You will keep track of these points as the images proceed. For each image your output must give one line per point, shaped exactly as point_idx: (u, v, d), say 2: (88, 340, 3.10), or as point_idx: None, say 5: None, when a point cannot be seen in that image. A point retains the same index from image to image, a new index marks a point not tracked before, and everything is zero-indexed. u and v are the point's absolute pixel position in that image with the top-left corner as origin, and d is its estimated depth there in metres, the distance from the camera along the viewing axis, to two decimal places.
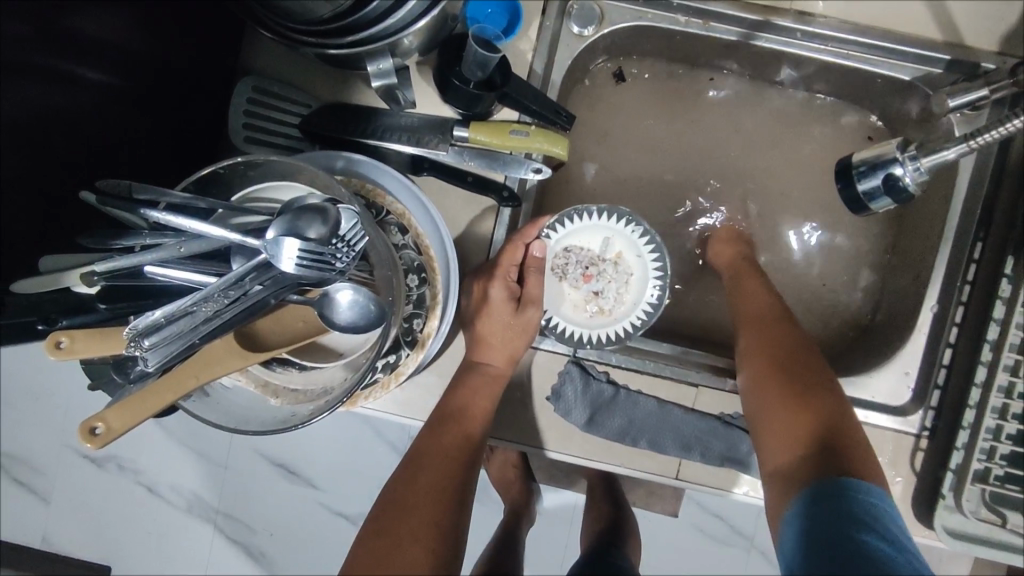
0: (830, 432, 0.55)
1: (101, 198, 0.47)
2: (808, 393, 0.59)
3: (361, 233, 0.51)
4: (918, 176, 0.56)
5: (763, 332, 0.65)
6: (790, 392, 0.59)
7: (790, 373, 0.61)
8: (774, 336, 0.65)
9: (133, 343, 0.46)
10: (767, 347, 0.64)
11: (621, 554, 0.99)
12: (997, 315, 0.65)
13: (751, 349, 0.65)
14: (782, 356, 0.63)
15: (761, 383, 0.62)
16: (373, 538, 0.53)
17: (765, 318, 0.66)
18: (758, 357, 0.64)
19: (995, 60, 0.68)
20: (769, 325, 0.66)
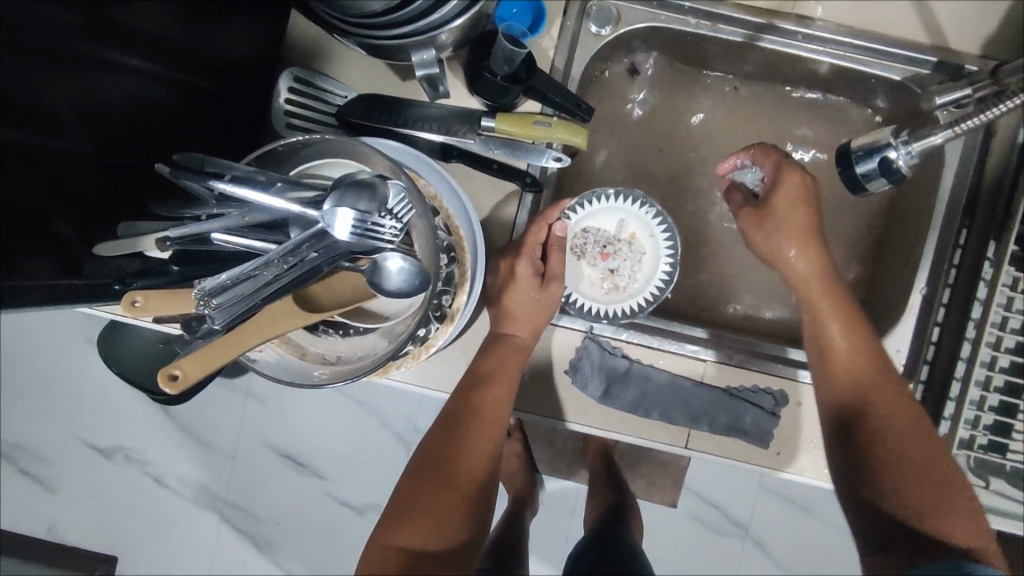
0: (922, 496, 0.63)
1: (175, 171, 0.52)
2: (901, 449, 0.66)
3: (407, 208, 0.56)
4: (909, 159, 0.62)
5: (843, 377, 0.71)
6: (884, 445, 0.67)
7: (882, 422, 0.68)
8: (867, 382, 0.70)
9: (203, 302, 0.51)
10: (859, 395, 0.70)
11: (625, 533, 1.03)
12: (981, 295, 0.71)
13: (840, 389, 0.70)
14: (876, 405, 0.69)
15: (854, 429, 0.69)
16: (415, 477, 0.66)
17: (852, 358, 0.71)
18: (848, 401, 0.70)
19: (979, 62, 0.74)
20: (863, 369, 0.71)
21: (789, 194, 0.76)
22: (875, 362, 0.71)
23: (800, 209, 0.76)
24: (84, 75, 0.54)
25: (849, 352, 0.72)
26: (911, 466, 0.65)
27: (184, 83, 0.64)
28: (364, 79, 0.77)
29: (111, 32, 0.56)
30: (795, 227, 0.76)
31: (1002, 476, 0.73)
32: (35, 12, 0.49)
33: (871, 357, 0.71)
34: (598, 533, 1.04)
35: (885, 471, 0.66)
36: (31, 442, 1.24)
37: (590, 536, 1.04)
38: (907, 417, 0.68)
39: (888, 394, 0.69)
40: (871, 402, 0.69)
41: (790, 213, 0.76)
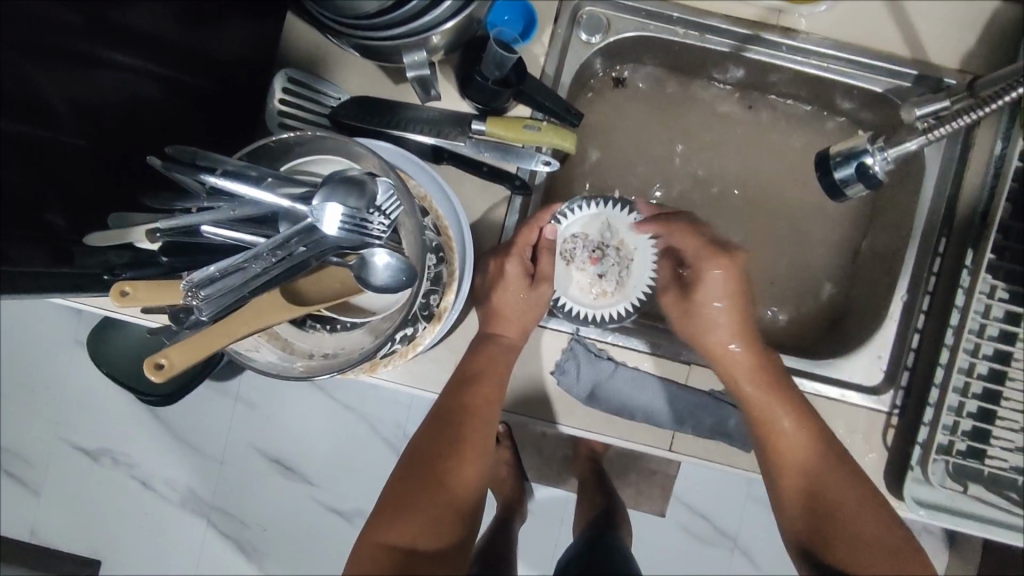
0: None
1: (166, 164, 0.53)
2: (855, 540, 0.67)
3: (395, 204, 0.57)
4: (886, 166, 0.64)
5: (789, 454, 0.72)
6: (841, 536, 0.67)
7: (834, 511, 0.69)
8: (815, 464, 0.71)
9: (191, 294, 0.52)
10: (811, 486, 0.71)
11: (614, 537, 1.03)
12: (959, 302, 0.72)
13: (790, 467, 0.71)
14: (826, 496, 0.70)
15: (808, 523, 0.70)
16: (406, 477, 0.65)
17: (793, 440, 0.72)
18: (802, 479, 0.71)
19: (957, 76, 0.76)
20: (809, 461, 0.71)
21: (712, 287, 0.76)
22: (821, 452, 0.71)
23: (722, 301, 0.76)
24: (84, 73, 0.56)
25: (797, 444, 0.72)
26: (868, 553, 0.65)
27: (183, 83, 0.66)
28: (358, 79, 0.77)
29: (115, 33, 0.58)
30: (719, 317, 0.76)
31: (982, 482, 0.74)
32: (41, 11, 0.51)
33: (818, 448, 0.72)
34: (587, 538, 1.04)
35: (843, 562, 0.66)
36: (19, 438, 1.23)
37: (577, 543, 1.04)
38: (858, 504, 0.69)
39: (839, 485, 0.70)
40: (821, 494, 0.70)
41: (715, 304, 0.76)
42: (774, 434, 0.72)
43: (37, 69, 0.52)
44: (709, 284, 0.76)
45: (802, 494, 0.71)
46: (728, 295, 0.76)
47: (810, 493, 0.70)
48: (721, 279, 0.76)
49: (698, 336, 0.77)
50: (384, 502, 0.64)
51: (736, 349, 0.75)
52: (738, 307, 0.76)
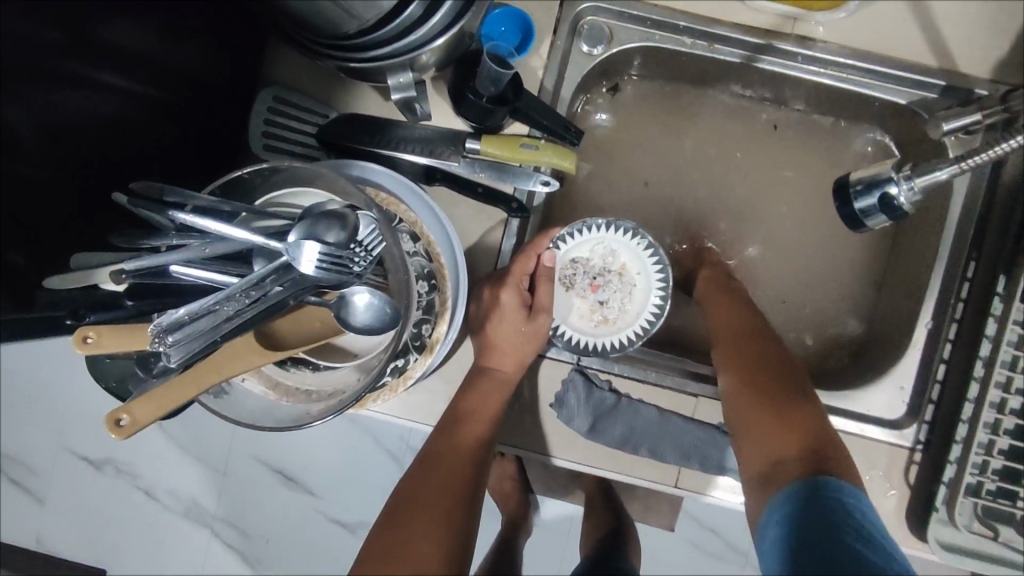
0: (815, 439, 0.57)
1: (132, 200, 0.50)
2: (790, 403, 0.61)
3: (378, 239, 0.53)
4: (912, 197, 0.58)
5: (736, 342, 0.68)
6: (771, 410, 0.60)
7: (773, 386, 0.62)
8: (755, 348, 0.66)
9: (158, 340, 0.48)
10: (753, 359, 0.65)
11: (624, 558, 0.99)
12: (989, 332, 0.67)
13: (732, 354, 0.67)
14: (768, 371, 0.64)
15: (746, 389, 0.63)
16: (388, 529, 0.55)
17: (741, 330, 0.69)
18: (741, 365, 0.66)
19: (988, 87, 0.71)
20: (752, 337, 0.68)
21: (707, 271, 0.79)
22: (769, 335, 0.68)
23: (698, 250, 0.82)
24: (56, 95, 0.52)
25: (740, 326, 0.69)
26: (802, 414, 0.59)
27: (157, 99, 0.61)
28: (346, 99, 0.73)
29: (92, 51, 0.54)
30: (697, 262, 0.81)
31: (1014, 524, 0.69)
32: (18, 27, 0.48)
33: (765, 331, 0.69)
34: (594, 558, 0.98)
35: (775, 422, 0.59)
36: (18, 450, 1.19)
37: (584, 563, 0.99)
38: (798, 382, 0.63)
39: (783, 365, 0.65)
40: (762, 364, 0.65)
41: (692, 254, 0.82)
42: (720, 321, 0.71)
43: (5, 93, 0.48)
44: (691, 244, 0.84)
45: (743, 365, 0.65)
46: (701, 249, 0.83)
47: (749, 363, 0.65)
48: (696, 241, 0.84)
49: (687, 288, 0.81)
50: (361, 567, 0.53)
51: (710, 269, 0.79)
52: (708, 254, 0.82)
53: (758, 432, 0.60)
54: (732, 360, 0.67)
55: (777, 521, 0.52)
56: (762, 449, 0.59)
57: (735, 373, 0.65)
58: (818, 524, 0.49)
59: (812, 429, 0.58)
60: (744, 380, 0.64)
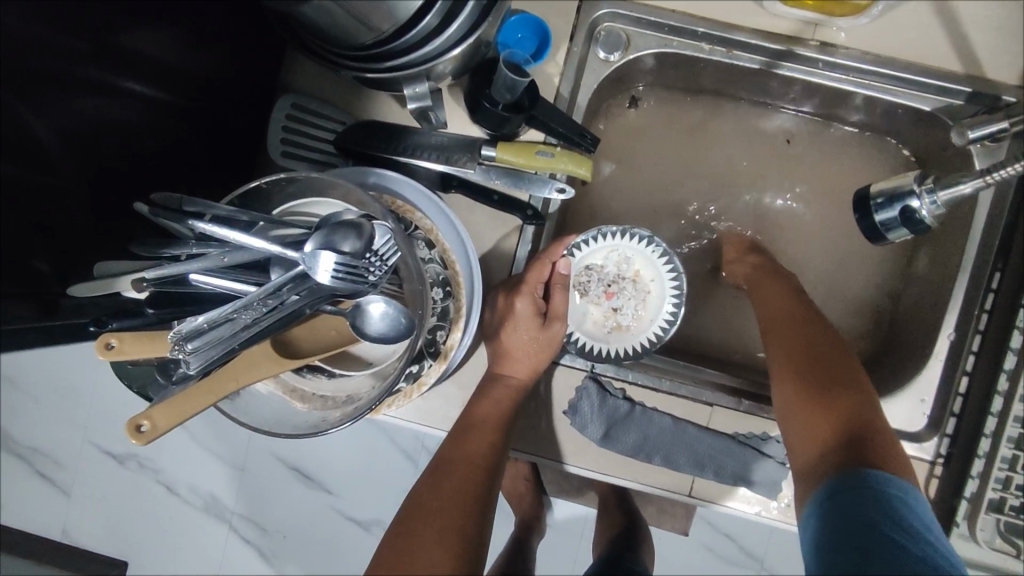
0: (855, 426, 0.56)
1: (152, 210, 0.50)
2: (831, 386, 0.60)
3: (393, 249, 0.54)
4: (934, 210, 0.57)
5: (779, 327, 0.68)
6: (812, 393, 0.60)
7: (816, 368, 0.62)
8: (799, 333, 0.66)
9: (178, 347, 0.49)
10: (795, 346, 0.65)
11: (636, 559, 0.99)
12: (1014, 344, 0.66)
13: (776, 339, 0.67)
14: (807, 354, 0.64)
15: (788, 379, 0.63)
16: (399, 536, 0.55)
17: (784, 314, 0.68)
18: (785, 348, 0.65)
19: (1017, 93, 0.69)
20: (797, 324, 0.67)
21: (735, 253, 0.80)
22: (813, 320, 0.67)
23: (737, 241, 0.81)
24: (81, 102, 0.53)
25: (785, 313, 0.69)
26: (845, 401, 0.59)
27: (176, 106, 0.62)
28: (362, 105, 0.74)
29: (117, 57, 0.55)
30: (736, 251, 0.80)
31: None
32: (43, 36, 0.49)
33: (811, 316, 0.68)
34: (607, 559, 0.98)
35: (816, 411, 0.59)
36: (43, 444, 1.22)
37: (595, 564, 0.99)
38: (843, 365, 0.62)
39: (829, 350, 0.64)
40: (804, 349, 0.64)
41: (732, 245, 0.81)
42: (766, 310, 0.71)
43: (23, 102, 0.49)
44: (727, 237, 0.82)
45: (788, 351, 0.65)
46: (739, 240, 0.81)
47: (793, 351, 0.65)
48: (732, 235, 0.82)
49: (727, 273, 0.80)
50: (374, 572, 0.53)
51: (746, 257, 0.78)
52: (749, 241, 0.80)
53: (799, 417, 0.60)
54: (776, 344, 0.66)
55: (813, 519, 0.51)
56: (805, 436, 0.59)
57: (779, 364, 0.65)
58: (854, 520, 0.48)
59: (854, 416, 0.57)
60: (787, 370, 0.63)
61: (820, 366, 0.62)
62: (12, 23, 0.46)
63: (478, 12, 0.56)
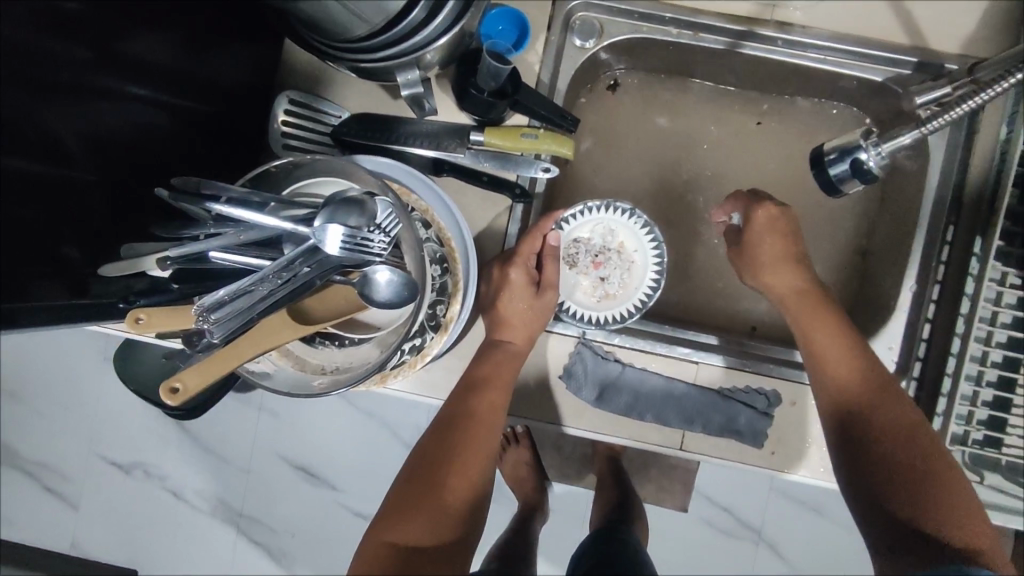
0: (931, 509, 0.62)
1: (172, 195, 0.55)
2: (902, 462, 0.65)
3: (395, 222, 0.58)
4: (880, 160, 0.63)
5: (841, 384, 0.70)
6: (883, 470, 0.65)
7: (885, 438, 0.67)
8: (863, 397, 0.69)
9: (202, 318, 0.54)
10: (864, 419, 0.68)
11: (631, 531, 1.03)
12: (969, 290, 0.72)
13: (841, 400, 0.70)
14: (878, 429, 0.67)
15: (858, 447, 0.68)
16: (410, 480, 0.65)
17: (846, 372, 0.71)
18: (851, 410, 0.69)
19: (959, 61, 0.75)
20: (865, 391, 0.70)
21: (760, 228, 0.78)
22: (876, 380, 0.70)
23: (770, 235, 0.78)
24: (91, 106, 0.57)
25: (847, 375, 0.71)
26: (925, 477, 0.63)
27: (185, 108, 0.67)
28: (357, 99, 0.79)
29: (117, 63, 0.59)
30: (770, 251, 0.78)
31: (999, 470, 0.73)
32: (50, 46, 0.53)
33: (879, 381, 0.70)
34: (605, 531, 1.02)
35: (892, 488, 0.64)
36: (52, 454, 1.25)
37: (594, 536, 1.03)
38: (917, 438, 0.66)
39: (899, 422, 0.67)
40: (874, 422, 0.68)
41: (763, 241, 0.78)
42: (825, 363, 0.72)
43: (39, 98, 0.53)
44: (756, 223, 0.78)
45: (855, 416, 0.69)
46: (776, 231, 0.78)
47: (861, 421, 0.68)
48: (765, 219, 0.78)
49: (758, 273, 0.79)
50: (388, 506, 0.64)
51: (789, 275, 0.78)
52: (784, 241, 0.78)
53: (874, 491, 0.65)
54: (837, 405, 0.70)
55: None
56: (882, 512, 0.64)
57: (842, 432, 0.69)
58: None
59: (927, 499, 0.63)
60: (847, 430, 0.69)
61: (891, 436, 0.67)
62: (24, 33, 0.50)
63: (460, 6, 0.61)
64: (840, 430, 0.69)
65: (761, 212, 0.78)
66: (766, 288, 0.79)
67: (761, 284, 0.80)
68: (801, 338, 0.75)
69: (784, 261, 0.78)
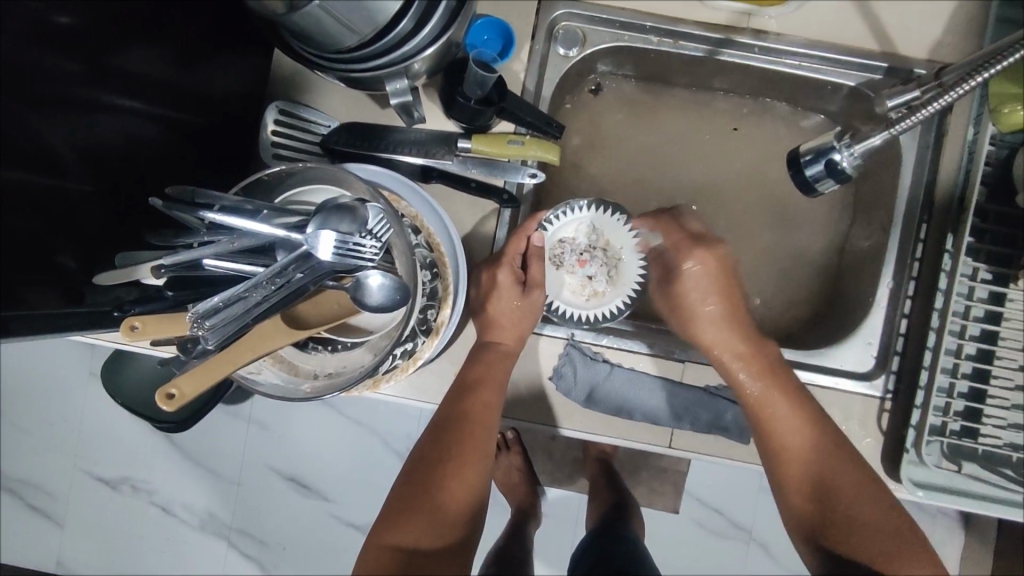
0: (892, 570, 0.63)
1: (167, 204, 0.56)
2: (857, 526, 0.66)
3: (385, 227, 0.60)
4: (853, 161, 0.65)
5: (790, 452, 0.72)
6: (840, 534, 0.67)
7: (838, 504, 0.68)
8: (811, 461, 0.71)
9: (196, 324, 0.55)
10: (815, 485, 0.70)
11: (628, 527, 1.06)
12: (942, 285, 0.75)
13: (791, 467, 0.71)
14: (832, 498, 0.69)
15: (815, 518, 0.69)
16: (408, 483, 0.66)
17: (794, 437, 0.72)
18: (803, 477, 0.71)
19: (926, 65, 0.79)
20: (821, 467, 0.70)
21: (692, 277, 0.80)
22: (832, 456, 0.70)
23: (706, 290, 0.79)
24: (83, 116, 0.58)
25: (804, 451, 0.71)
26: (879, 543, 0.65)
27: (178, 121, 0.68)
28: (346, 106, 0.80)
29: (108, 76, 0.60)
30: (706, 309, 0.79)
31: (977, 459, 0.76)
32: (44, 61, 0.54)
33: (828, 440, 0.71)
34: (601, 531, 1.05)
35: (854, 551, 0.65)
36: (40, 471, 1.24)
37: (590, 536, 1.05)
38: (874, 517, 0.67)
39: (853, 482, 0.69)
40: (828, 496, 0.69)
41: (696, 294, 0.79)
42: (775, 430, 0.73)
43: (34, 109, 0.54)
44: (688, 275, 0.80)
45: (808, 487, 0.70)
46: (709, 282, 0.79)
47: (818, 490, 0.70)
48: (699, 267, 0.79)
49: (694, 329, 0.79)
50: (387, 509, 0.65)
51: (726, 334, 0.78)
52: (721, 295, 0.79)
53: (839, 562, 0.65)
54: (789, 475, 0.72)
55: None
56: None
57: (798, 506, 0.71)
58: None
59: (885, 560, 0.64)
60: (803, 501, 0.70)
61: (843, 500, 0.68)
62: (22, 47, 0.51)
63: (447, 17, 0.63)
64: (796, 502, 0.71)
65: (695, 261, 0.79)
66: (702, 346, 0.79)
67: (694, 339, 0.79)
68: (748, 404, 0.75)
69: (722, 317, 0.78)
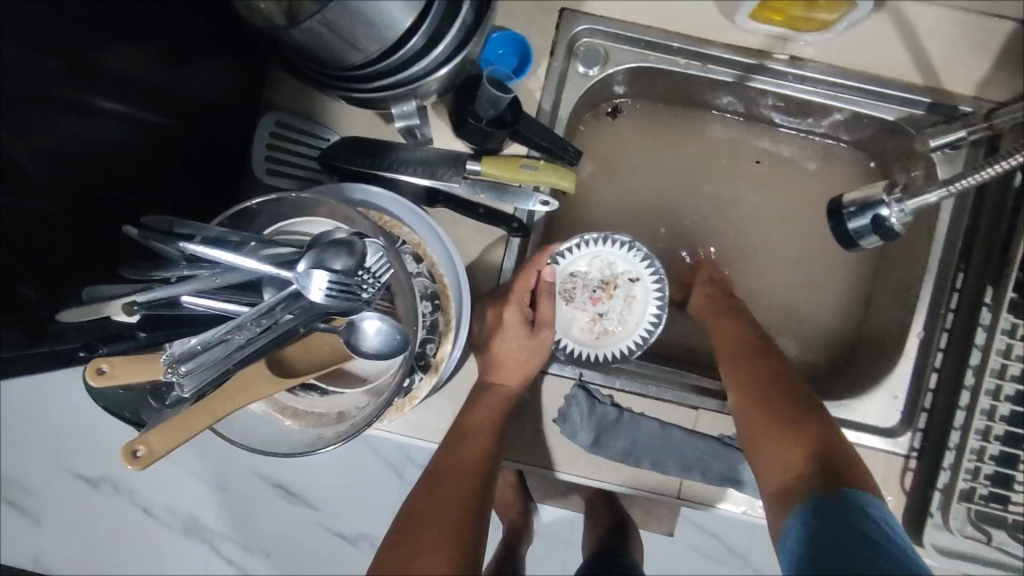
0: (822, 451, 0.56)
1: (143, 233, 0.51)
2: (791, 412, 0.61)
3: (385, 265, 0.55)
4: (903, 217, 0.60)
5: (733, 358, 0.69)
6: (774, 416, 0.61)
7: (770, 387, 0.64)
8: (752, 357, 0.68)
9: (171, 369, 0.49)
10: (750, 375, 0.66)
11: (628, 550, 0.99)
12: (979, 341, 0.69)
13: (734, 366, 0.69)
14: (764, 385, 0.65)
15: (749, 405, 0.64)
16: (395, 547, 0.54)
17: (738, 344, 0.71)
18: (743, 371, 0.67)
19: (973, 103, 0.73)
20: (777, 384, 0.65)
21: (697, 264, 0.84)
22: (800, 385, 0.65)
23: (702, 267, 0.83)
24: (61, 123, 0.52)
25: (744, 351, 0.69)
26: (807, 424, 0.60)
27: (168, 128, 0.63)
28: (350, 123, 0.74)
29: (94, 77, 0.54)
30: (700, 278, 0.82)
31: (1006, 528, 0.70)
32: (17, 64, 0.48)
33: (766, 347, 0.70)
34: (600, 553, 0.98)
35: (780, 431, 0.60)
36: None
37: (588, 560, 0.98)
38: (831, 431, 0.59)
39: (786, 378, 0.65)
40: (762, 382, 0.65)
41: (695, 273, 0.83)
42: (721, 343, 0.72)
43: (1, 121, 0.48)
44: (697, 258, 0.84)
45: (747, 380, 0.66)
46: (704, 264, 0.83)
47: (753, 377, 0.66)
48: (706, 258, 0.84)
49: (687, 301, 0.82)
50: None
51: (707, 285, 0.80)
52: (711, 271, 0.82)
53: (760, 454, 0.60)
54: (731, 374, 0.68)
55: (796, 545, 0.49)
56: (778, 464, 0.58)
57: (761, 427, 0.61)
58: (843, 533, 0.47)
59: (812, 438, 0.58)
60: (740, 390, 0.66)
61: (773, 387, 0.64)
62: None
63: (462, 35, 0.57)
64: (734, 395, 0.66)
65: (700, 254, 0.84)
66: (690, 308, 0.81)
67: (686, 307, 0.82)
68: (712, 328, 0.75)
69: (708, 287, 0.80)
